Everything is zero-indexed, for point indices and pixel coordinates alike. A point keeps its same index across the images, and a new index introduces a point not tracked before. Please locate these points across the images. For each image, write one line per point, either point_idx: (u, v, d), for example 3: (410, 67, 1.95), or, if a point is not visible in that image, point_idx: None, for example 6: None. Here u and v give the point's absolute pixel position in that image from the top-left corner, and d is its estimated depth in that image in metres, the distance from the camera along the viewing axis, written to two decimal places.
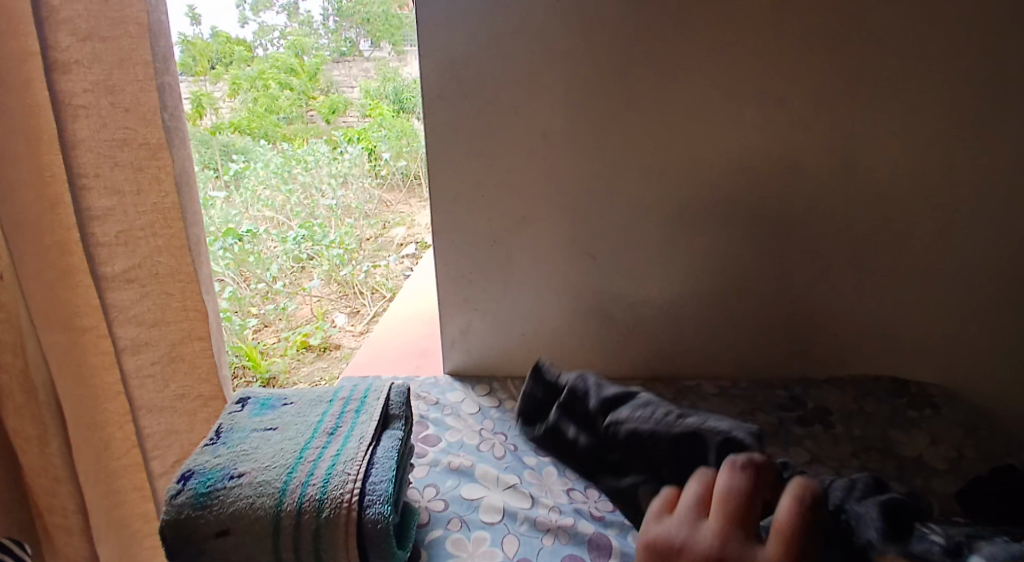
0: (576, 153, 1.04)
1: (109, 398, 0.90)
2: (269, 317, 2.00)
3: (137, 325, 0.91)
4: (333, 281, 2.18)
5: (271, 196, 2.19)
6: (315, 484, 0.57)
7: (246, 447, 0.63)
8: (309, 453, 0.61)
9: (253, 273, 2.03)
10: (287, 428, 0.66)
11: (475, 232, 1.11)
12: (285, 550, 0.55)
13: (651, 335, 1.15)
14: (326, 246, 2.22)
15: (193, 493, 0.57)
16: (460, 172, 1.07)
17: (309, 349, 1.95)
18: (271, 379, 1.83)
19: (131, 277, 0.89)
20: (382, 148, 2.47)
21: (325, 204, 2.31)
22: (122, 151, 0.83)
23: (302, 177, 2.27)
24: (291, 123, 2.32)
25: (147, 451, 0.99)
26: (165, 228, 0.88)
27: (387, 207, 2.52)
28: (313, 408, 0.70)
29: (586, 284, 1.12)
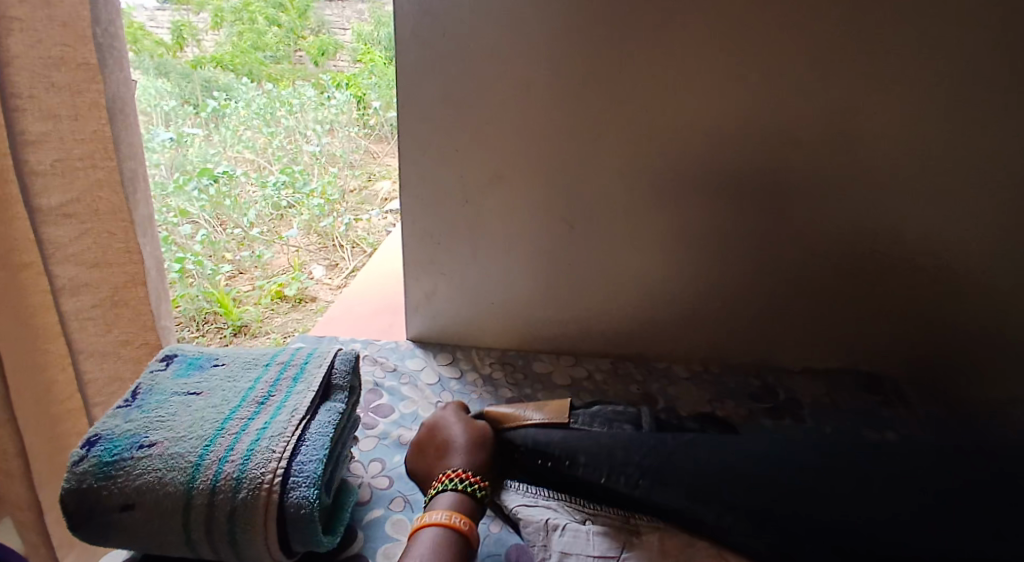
0: (560, 115, 0.98)
1: (52, 339, 0.83)
2: (246, 263, 1.93)
3: (75, 266, 0.83)
4: (313, 231, 2.12)
5: (252, 138, 2.09)
6: (234, 460, 0.54)
7: (162, 412, 0.59)
8: (232, 425, 0.58)
9: (229, 218, 1.93)
10: (213, 392, 0.62)
11: (447, 191, 1.04)
12: (197, 528, 0.53)
13: (625, 313, 1.11)
14: (306, 195, 2.14)
15: (97, 461, 0.53)
16: (434, 125, 1.00)
17: (283, 300, 1.91)
18: (243, 327, 1.80)
19: (69, 212, 0.80)
20: (371, 96, 2.24)
21: (309, 150, 2.22)
22: (58, 70, 0.74)
23: (286, 121, 2.16)
24: (278, 62, 2.18)
25: (89, 397, 0.92)
26: (106, 160, 0.81)
27: (373, 159, 2.34)
28: (245, 371, 0.66)
29: (562, 255, 1.07)
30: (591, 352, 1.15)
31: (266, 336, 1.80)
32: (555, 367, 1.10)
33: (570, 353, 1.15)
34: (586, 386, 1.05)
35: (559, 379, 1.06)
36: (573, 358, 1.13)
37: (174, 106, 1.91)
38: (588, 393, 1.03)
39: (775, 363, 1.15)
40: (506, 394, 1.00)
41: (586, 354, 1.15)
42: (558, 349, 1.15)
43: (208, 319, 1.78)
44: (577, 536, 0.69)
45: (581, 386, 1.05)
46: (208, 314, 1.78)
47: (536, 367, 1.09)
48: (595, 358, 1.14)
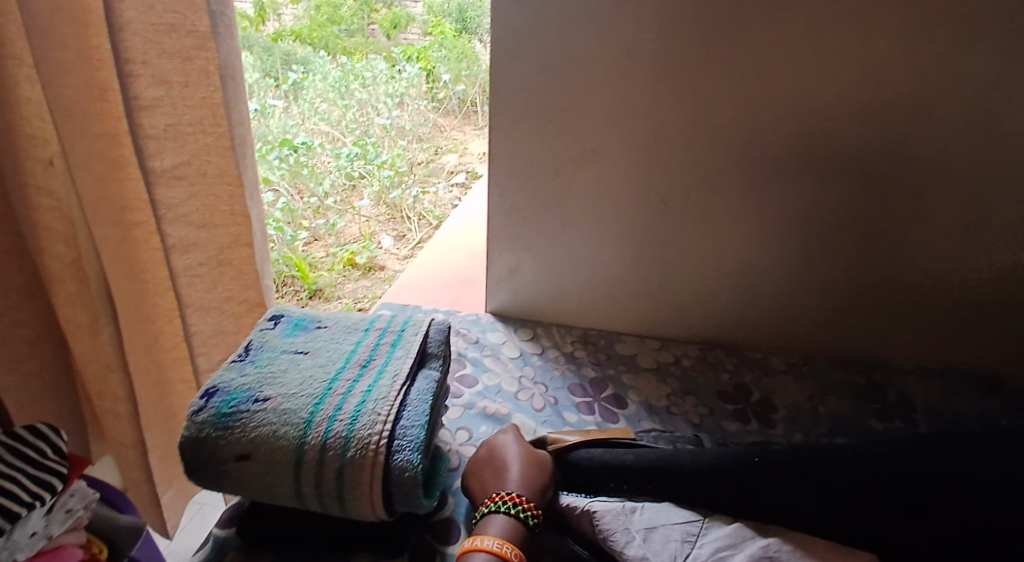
0: (656, 90, 0.94)
1: (160, 293, 0.92)
2: (320, 231, 2.02)
3: (185, 225, 0.88)
4: (381, 201, 2.19)
5: (328, 110, 2.12)
6: (340, 421, 0.58)
7: (274, 370, 0.64)
8: (338, 386, 0.62)
9: (307, 188, 2.02)
10: (317, 353, 0.67)
11: (535, 166, 1.03)
12: (304, 480, 0.57)
13: (711, 295, 1.08)
14: (377, 166, 2.19)
15: (218, 412, 0.59)
16: (525, 99, 0.99)
17: (354, 267, 1.99)
18: (318, 291, 1.88)
19: (180, 174, 0.84)
20: (441, 69, 2.29)
21: (381, 122, 2.25)
22: (169, 37, 0.77)
23: (359, 94, 2.17)
24: (351, 36, 2.14)
25: (195, 346, 0.99)
26: (214, 126, 0.84)
27: (440, 132, 2.43)
28: (345, 335, 0.70)
29: (649, 236, 1.05)
30: (674, 335, 1.13)
31: (339, 301, 1.88)
32: (642, 352, 1.09)
33: (652, 334, 1.13)
34: (677, 375, 1.03)
35: (644, 363, 1.05)
36: (658, 343, 1.11)
37: (256, 80, 1.92)
38: (675, 378, 1.02)
39: (869, 354, 1.09)
40: (590, 372, 1.02)
41: (667, 336, 1.13)
42: (640, 331, 1.13)
43: (289, 282, 1.88)
44: (657, 511, 0.72)
45: (668, 373, 1.03)
46: (289, 278, 1.88)
47: (620, 349, 1.09)
48: (676, 342, 1.12)
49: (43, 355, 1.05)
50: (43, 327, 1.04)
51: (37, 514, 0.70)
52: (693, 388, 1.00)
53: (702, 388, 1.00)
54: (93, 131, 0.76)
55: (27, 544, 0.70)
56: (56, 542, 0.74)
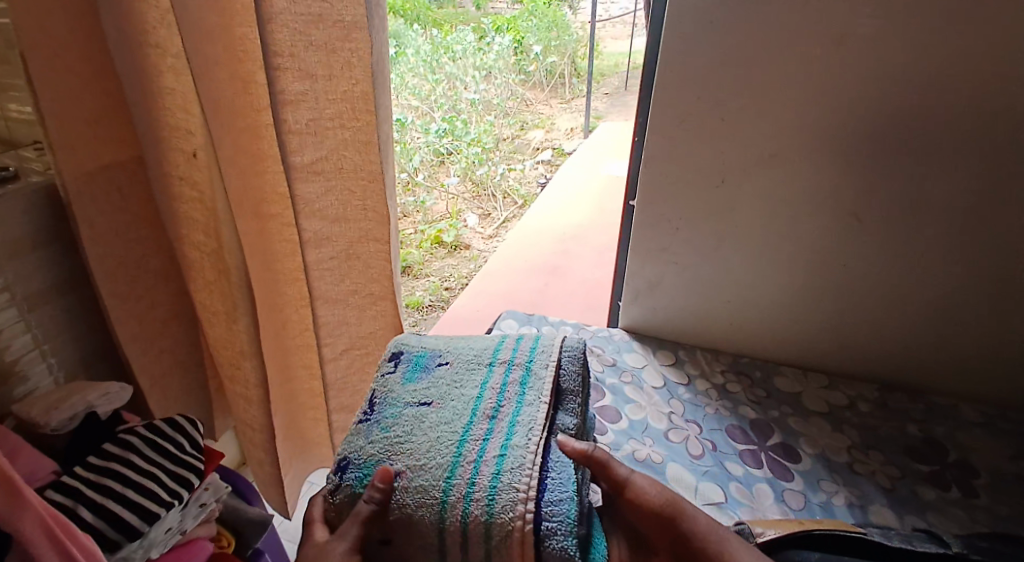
0: (839, 79, 0.84)
1: (288, 282, 0.94)
2: (410, 209, 2.09)
3: (320, 220, 0.84)
4: (468, 179, 2.21)
5: (418, 85, 2.00)
6: (478, 497, 0.64)
7: (400, 431, 0.72)
8: (469, 448, 0.68)
9: (400, 163, 2.03)
10: (444, 405, 0.74)
11: (696, 175, 0.96)
12: (455, 548, 0.65)
13: (874, 303, 0.99)
14: (465, 143, 2.16)
15: (353, 485, 0.69)
16: (685, 94, 0.91)
17: (440, 245, 2.10)
18: (410, 269, 2.02)
19: (318, 169, 0.80)
20: (530, 40, 2.06)
21: (468, 97, 2.14)
22: (317, 29, 0.72)
23: (449, 68, 2.03)
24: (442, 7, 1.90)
25: (320, 338, 0.95)
26: (354, 120, 0.79)
27: (527, 106, 2.29)
28: (467, 378, 0.78)
29: (812, 239, 0.96)
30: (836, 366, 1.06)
31: (428, 279, 2.01)
32: (813, 396, 1.01)
33: (817, 368, 1.07)
34: (862, 429, 0.95)
35: (813, 405, 0.99)
36: (831, 386, 1.03)
37: None
38: (852, 426, 0.96)
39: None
40: (749, 414, 0.98)
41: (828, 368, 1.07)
42: (800, 366, 1.07)
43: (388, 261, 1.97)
44: None
45: (848, 426, 0.95)
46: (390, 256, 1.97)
47: (779, 385, 1.03)
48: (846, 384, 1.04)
49: (176, 335, 1.08)
50: (177, 309, 1.06)
51: (174, 510, 0.71)
52: (876, 442, 0.93)
53: (900, 454, 0.91)
54: (238, 124, 0.80)
55: (162, 540, 0.71)
56: (190, 535, 0.75)
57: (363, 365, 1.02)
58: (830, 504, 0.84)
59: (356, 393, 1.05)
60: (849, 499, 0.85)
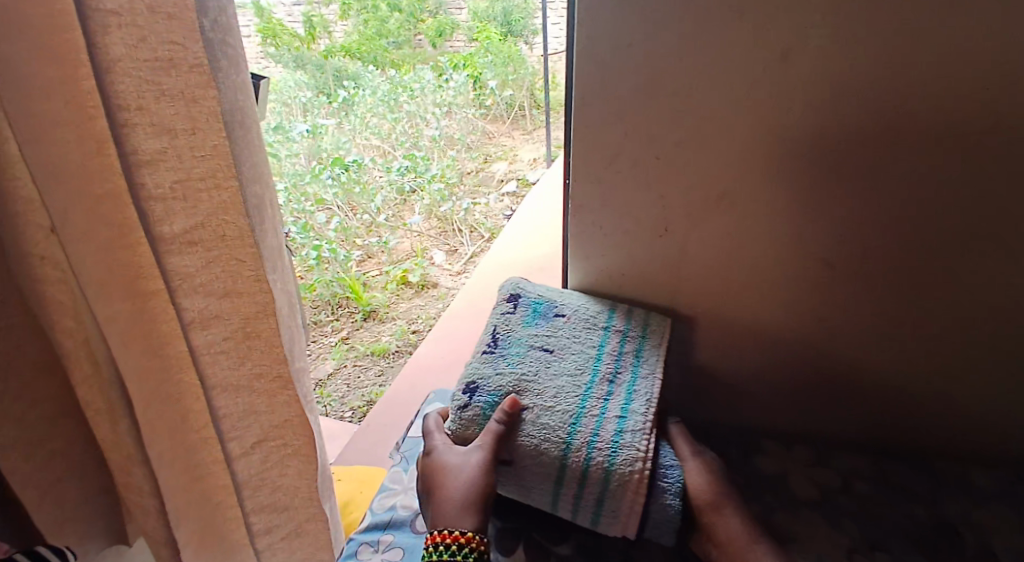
0: (793, 102, 0.74)
1: (185, 369, 0.74)
2: (372, 249, 1.99)
3: (204, 296, 0.72)
4: (433, 215, 2.11)
5: (379, 125, 2.08)
6: (596, 469, 0.75)
7: (525, 369, 0.83)
8: (589, 408, 0.80)
9: (360, 204, 2.01)
10: (565, 352, 0.86)
11: (628, 224, 0.89)
12: (566, 492, 0.77)
13: (842, 334, 0.91)
14: (427, 179, 2.11)
15: (477, 409, 0.81)
16: (617, 130, 0.81)
17: (407, 286, 1.93)
18: (372, 313, 1.84)
19: (195, 239, 0.68)
20: (487, 76, 1.99)
21: (429, 133, 2.17)
22: (169, 76, 0.60)
23: (408, 106, 2.06)
24: (399, 47, 1.82)
25: (223, 433, 0.82)
26: (231, 178, 0.67)
27: (488, 139, 2.27)
28: (582, 340, 0.88)
29: (770, 275, 0.88)
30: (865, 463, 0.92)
31: (393, 324, 1.83)
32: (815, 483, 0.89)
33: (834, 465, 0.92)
34: (852, 485, 0.89)
35: (803, 494, 0.87)
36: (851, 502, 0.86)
37: (308, 99, 1.93)
38: (852, 516, 0.84)
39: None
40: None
41: (849, 466, 0.92)
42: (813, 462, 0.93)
43: (342, 304, 1.82)
44: None
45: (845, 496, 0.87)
46: (340, 297, 1.82)
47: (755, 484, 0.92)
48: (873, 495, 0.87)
49: None
50: None
51: None
52: (882, 538, 0.81)
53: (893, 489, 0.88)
54: (89, 189, 0.61)
55: None
56: None
57: (281, 456, 0.88)
58: None
59: (276, 489, 0.91)
60: None
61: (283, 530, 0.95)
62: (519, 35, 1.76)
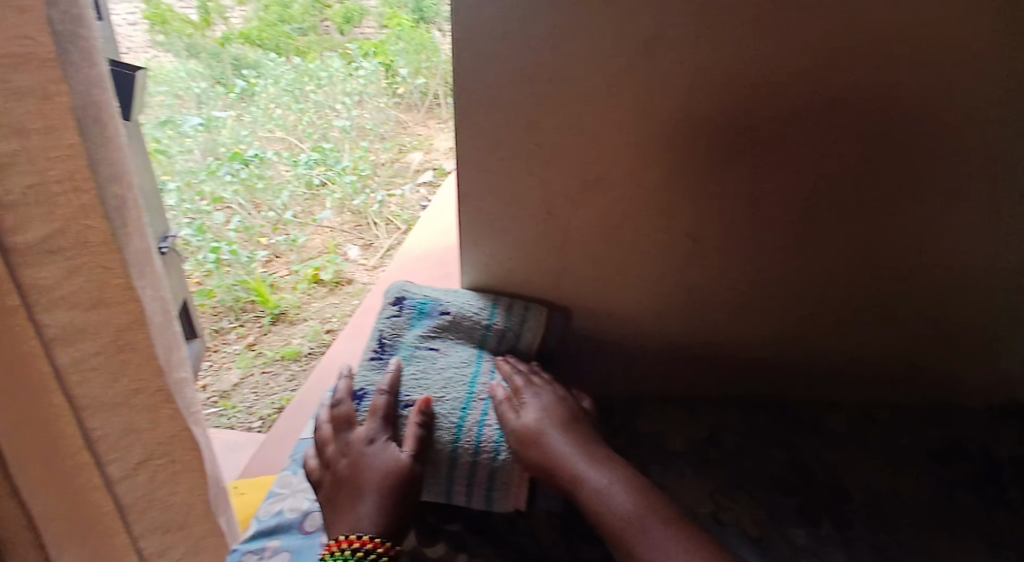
0: (652, 92, 0.79)
1: (51, 390, 0.70)
2: (280, 247, 1.81)
3: (67, 309, 0.67)
4: (344, 209, 1.92)
5: (282, 116, 2.01)
6: (486, 447, 0.76)
7: (415, 369, 0.82)
8: (477, 392, 0.81)
9: (264, 200, 1.88)
10: (451, 347, 0.86)
11: (518, 210, 0.91)
12: (459, 478, 0.76)
13: (721, 303, 0.98)
14: (338, 171, 1.96)
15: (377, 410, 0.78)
16: (503, 117, 0.83)
17: (320, 285, 1.73)
18: (282, 314, 1.67)
19: (53, 248, 0.64)
20: (399, 62, 2.03)
21: (339, 124, 2.04)
22: (21, 72, 0.56)
23: (315, 95, 2.03)
24: (304, 35, 2.06)
25: (100, 455, 0.77)
26: (91, 182, 0.63)
27: (403, 129, 2.09)
28: (463, 336, 0.88)
29: (652, 248, 0.93)
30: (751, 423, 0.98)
31: (305, 325, 1.65)
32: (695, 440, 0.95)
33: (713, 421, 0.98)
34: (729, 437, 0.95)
35: (674, 446, 0.94)
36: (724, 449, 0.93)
37: (205, 88, 1.97)
38: (719, 464, 0.90)
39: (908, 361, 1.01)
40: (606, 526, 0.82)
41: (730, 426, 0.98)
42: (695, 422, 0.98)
43: (246, 308, 1.67)
44: None
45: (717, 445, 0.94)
46: (243, 301, 1.68)
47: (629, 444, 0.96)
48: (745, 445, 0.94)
49: None
50: None
51: None
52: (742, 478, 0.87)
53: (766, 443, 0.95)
54: None
55: None
56: None
57: (170, 474, 0.84)
58: None
59: (167, 507, 0.86)
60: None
61: (177, 551, 0.91)
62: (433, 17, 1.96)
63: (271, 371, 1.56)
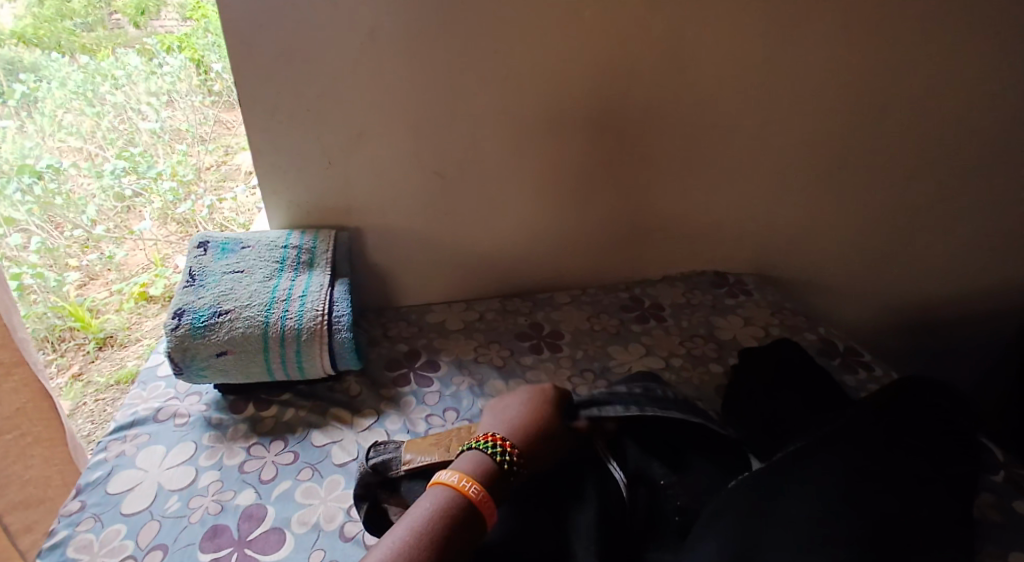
0: (434, 46, 0.71)
1: None
2: (95, 268, 1.22)
3: None
4: (169, 220, 1.33)
5: (76, 121, 1.23)
6: (291, 319, 0.62)
7: (224, 287, 0.63)
8: (280, 293, 0.64)
9: (66, 218, 1.19)
10: (251, 270, 0.66)
11: (308, 175, 0.78)
12: (275, 361, 0.62)
13: (569, 260, 0.89)
14: (153, 179, 1.31)
15: (191, 326, 0.60)
16: (304, 68, 0.71)
17: (151, 302, 1.24)
18: (109, 340, 1.15)
19: None
20: (207, 56, 1.36)
21: (148, 127, 1.33)
22: None
23: (112, 95, 1.29)
24: (92, 31, 1.25)
25: None
26: None
27: (228, 131, 1.44)
28: (269, 265, 0.67)
29: (510, 189, 0.82)
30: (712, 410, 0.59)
31: (139, 344, 1.17)
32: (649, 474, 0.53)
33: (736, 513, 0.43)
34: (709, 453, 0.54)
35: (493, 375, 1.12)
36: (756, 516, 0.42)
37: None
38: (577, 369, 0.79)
39: (816, 268, 0.93)
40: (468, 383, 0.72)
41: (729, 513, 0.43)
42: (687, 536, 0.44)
43: (65, 338, 1.12)
44: None
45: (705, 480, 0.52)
46: (60, 331, 1.12)
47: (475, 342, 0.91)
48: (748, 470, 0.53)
49: None
50: None
51: None
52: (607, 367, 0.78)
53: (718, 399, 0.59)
54: None
55: None
56: None
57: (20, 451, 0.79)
58: (459, 392, 0.69)
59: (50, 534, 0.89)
60: (472, 384, 0.71)
61: None
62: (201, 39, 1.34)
63: (95, 407, 1.06)
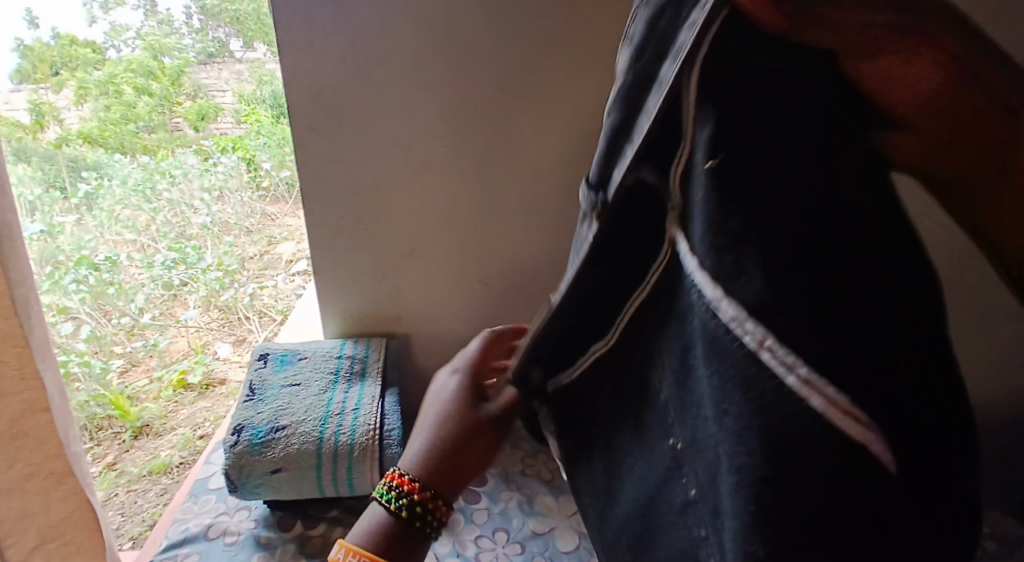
0: (487, 171, 0.75)
1: None
2: (138, 355, 1.24)
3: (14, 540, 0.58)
4: (211, 306, 1.38)
5: (134, 215, 1.29)
6: (343, 434, 0.62)
7: (283, 401, 0.65)
8: (334, 407, 0.65)
9: (115, 306, 1.21)
10: (308, 383, 0.67)
11: (362, 286, 0.81)
12: (327, 476, 0.62)
13: None
14: (200, 268, 1.38)
15: (249, 443, 0.61)
16: (366, 191, 0.76)
17: (188, 390, 1.26)
18: (144, 429, 1.15)
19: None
20: (259, 156, 1.43)
21: (200, 221, 1.40)
22: None
23: (171, 194, 1.36)
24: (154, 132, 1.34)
25: None
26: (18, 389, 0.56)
27: (271, 223, 1.48)
28: (325, 378, 0.68)
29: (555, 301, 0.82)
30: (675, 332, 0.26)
31: (173, 434, 1.17)
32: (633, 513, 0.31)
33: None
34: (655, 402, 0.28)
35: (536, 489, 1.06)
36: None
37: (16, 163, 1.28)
38: None
39: None
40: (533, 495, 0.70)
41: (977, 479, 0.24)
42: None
43: (103, 426, 1.11)
44: None
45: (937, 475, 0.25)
46: (99, 420, 1.11)
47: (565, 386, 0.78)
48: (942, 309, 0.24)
49: None
50: None
51: None
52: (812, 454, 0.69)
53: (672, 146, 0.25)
54: None
55: None
56: None
57: None
58: (508, 510, 0.68)
59: None
60: (520, 500, 0.69)
61: None
62: (255, 146, 1.43)
63: (126, 498, 1.05)
